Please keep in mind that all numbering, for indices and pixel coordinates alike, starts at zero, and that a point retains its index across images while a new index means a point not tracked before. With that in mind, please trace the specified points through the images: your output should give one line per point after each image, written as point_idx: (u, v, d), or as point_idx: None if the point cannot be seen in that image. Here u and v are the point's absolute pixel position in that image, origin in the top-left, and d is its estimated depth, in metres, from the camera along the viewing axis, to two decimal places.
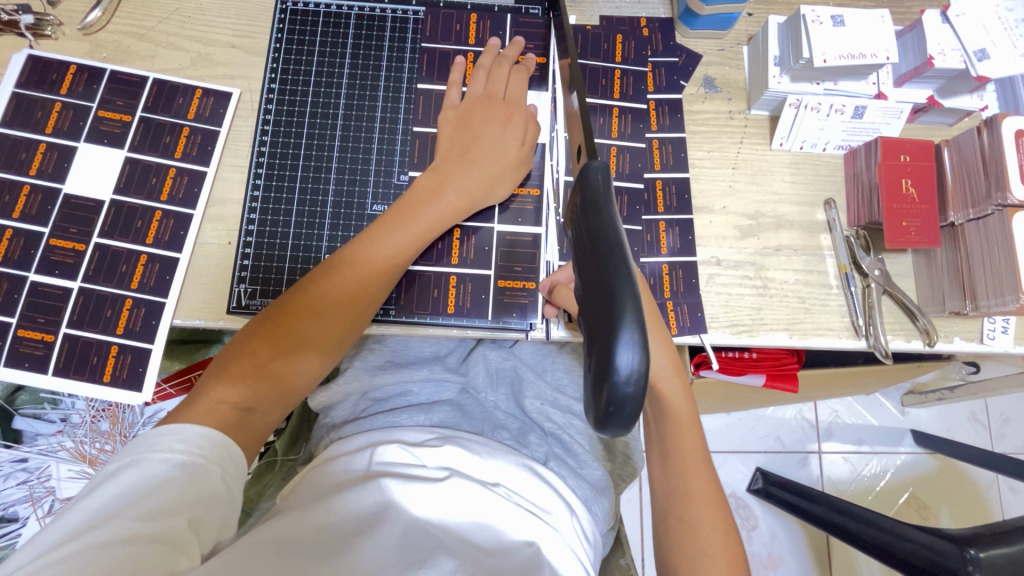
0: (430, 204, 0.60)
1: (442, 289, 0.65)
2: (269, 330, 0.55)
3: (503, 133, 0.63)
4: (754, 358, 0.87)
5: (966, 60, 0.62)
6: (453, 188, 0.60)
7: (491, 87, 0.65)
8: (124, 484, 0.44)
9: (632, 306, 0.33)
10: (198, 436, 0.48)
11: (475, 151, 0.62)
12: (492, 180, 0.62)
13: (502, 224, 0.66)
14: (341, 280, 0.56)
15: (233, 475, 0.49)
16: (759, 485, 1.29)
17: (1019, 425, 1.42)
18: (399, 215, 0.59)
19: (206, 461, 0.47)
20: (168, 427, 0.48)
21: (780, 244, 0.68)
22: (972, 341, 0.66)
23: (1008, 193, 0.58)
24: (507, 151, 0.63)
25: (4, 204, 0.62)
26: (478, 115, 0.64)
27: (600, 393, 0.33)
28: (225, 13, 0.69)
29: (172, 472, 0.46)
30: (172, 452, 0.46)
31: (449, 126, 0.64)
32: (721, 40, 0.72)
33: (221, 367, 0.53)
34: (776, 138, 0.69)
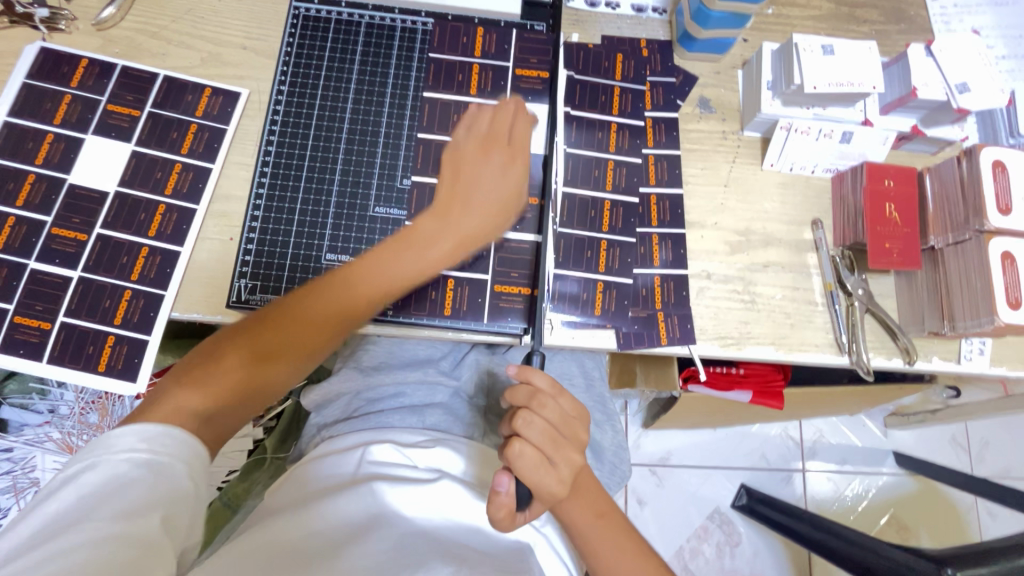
0: (424, 249, 0.60)
1: (439, 292, 0.66)
2: (250, 345, 0.54)
3: (503, 178, 0.63)
4: (741, 373, 0.89)
5: (948, 92, 0.66)
6: (449, 232, 0.61)
7: (494, 130, 0.64)
8: (85, 488, 0.44)
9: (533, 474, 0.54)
10: (160, 435, 0.47)
11: (473, 197, 0.62)
12: (486, 225, 0.62)
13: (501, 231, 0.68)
14: (327, 307, 0.56)
15: (200, 470, 0.48)
16: (742, 502, 1.31)
17: (998, 449, 1.44)
18: (391, 251, 0.59)
19: (170, 458, 0.46)
20: (130, 426, 0.47)
21: (767, 260, 0.70)
22: (950, 361, 0.68)
23: (985, 219, 0.61)
24: (504, 197, 0.63)
25: (9, 191, 0.63)
26: (478, 155, 0.63)
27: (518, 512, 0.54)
28: (237, 16, 0.71)
29: (135, 471, 0.45)
30: (135, 451, 0.46)
31: (450, 164, 0.64)
32: (717, 63, 0.74)
33: (191, 370, 0.52)
34: (767, 160, 0.71)
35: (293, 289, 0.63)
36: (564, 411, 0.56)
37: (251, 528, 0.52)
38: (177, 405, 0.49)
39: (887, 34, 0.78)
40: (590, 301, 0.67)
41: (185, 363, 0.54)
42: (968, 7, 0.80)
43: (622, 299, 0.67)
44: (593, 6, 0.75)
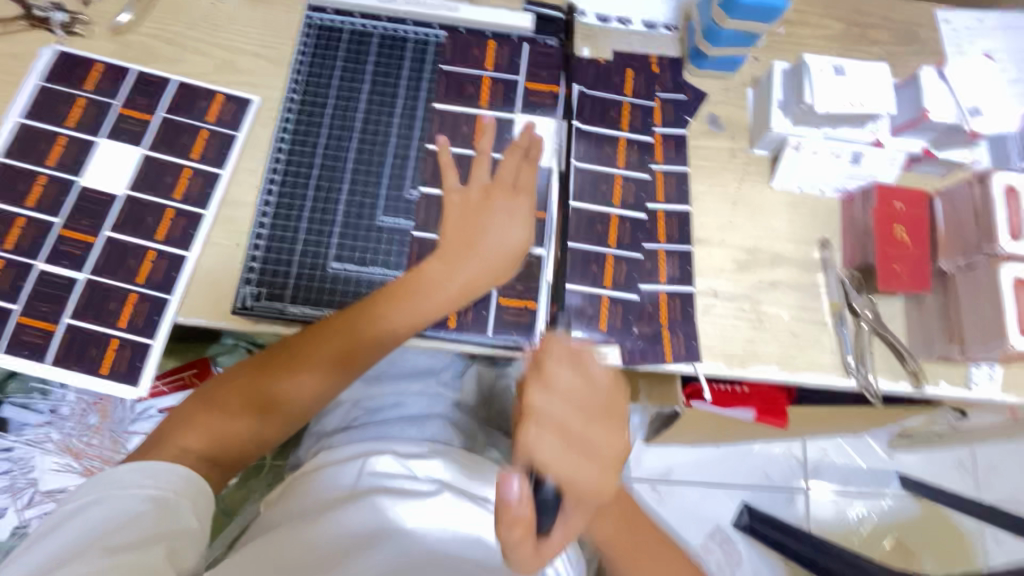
0: (423, 296, 0.59)
1: None
2: (262, 385, 0.57)
3: (508, 225, 0.61)
4: (745, 392, 0.88)
5: (959, 115, 0.66)
6: (451, 281, 0.59)
7: (499, 175, 0.63)
8: (90, 521, 0.45)
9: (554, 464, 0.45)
10: (165, 472, 0.49)
11: (479, 245, 0.60)
12: (489, 274, 0.61)
13: None
14: (331, 349, 0.58)
15: (203, 506, 0.50)
16: (744, 521, 1.30)
17: (1006, 475, 1.42)
18: (392, 296, 0.59)
19: (175, 495, 0.49)
20: (134, 463, 0.49)
21: (775, 279, 0.69)
22: (959, 387, 0.67)
23: (996, 244, 0.61)
24: (509, 245, 0.61)
25: (20, 192, 0.64)
26: (482, 202, 0.62)
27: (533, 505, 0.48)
28: (251, 25, 0.72)
29: (140, 506, 0.47)
30: (142, 488, 0.48)
31: (456, 211, 0.62)
32: (728, 81, 0.75)
33: (216, 403, 0.57)
34: (776, 178, 0.71)
35: (298, 299, 0.64)
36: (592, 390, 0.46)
37: (252, 542, 0.52)
38: (191, 443, 0.54)
39: (898, 55, 0.78)
40: (595, 316, 0.66)
41: (198, 397, 0.58)
42: (979, 30, 0.80)
43: (627, 314, 0.66)
44: (604, 22, 0.75)
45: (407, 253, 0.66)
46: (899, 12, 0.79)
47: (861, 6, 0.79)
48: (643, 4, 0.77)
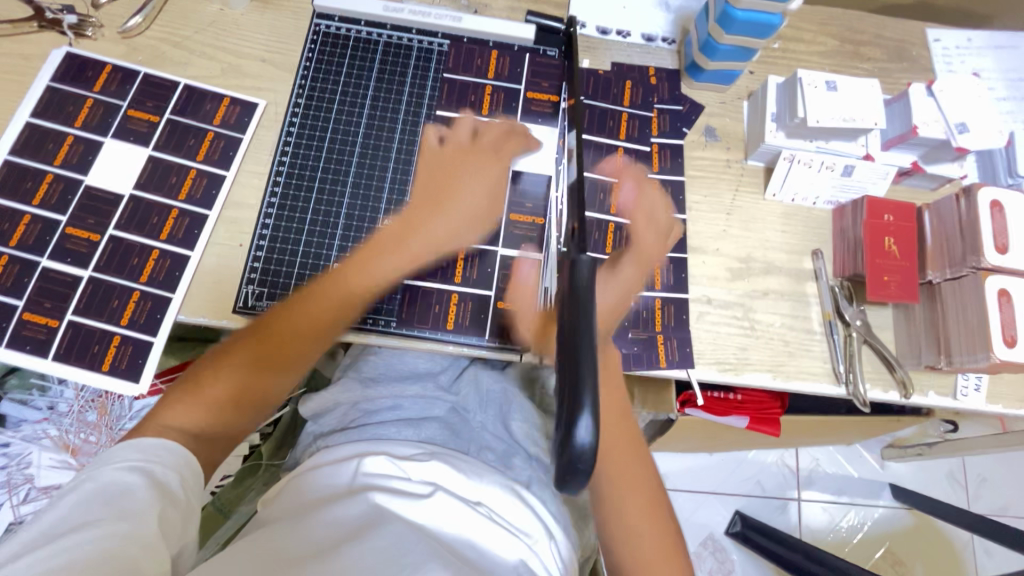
0: (400, 246, 0.62)
1: (443, 306, 0.67)
2: (252, 355, 0.57)
3: (477, 180, 0.66)
4: (738, 399, 0.89)
5: (948, 131, 0.67)
6: (424, 231, 0.63)
7: (472, 138, 0.68)
8: (82, 496, 0.44)
9: (591, 386, 0.36)
10: (153, 445, 0.49)
11: (451, 197, 0.65)
12: (458, 229, 0.65)
13: (506, 249, 0.69)
14: (321, 309, 0.59)
15: (191, 480, 0.50)
16: (737, 528, 1.30)
17: (996, 486, 1.44)
18: (373, 249, 0.62)
19: (164, 466, 0.48)
20: (125, 442, 0.49)
21: (767, 288, 0.71)
22: (946, 396, 0.69)
23: (982, 257, 0.62)
24: (478, 202, 0.66)
25: (26, 190, 0.65)
26: (455, 165, 0.67)
27: (557, 457, 0.35)
28: (259, 30, 0.73)
29: (131, 476, 0.46)
30: (130, 460, 0.48)
31: (427, 176, 0.67)
32: (723, 94, 0.76)
33: (200, 376, 0.56)
34: (770, 189, 0.73)
35: None
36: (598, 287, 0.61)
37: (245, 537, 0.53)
38: (173, 417, 0.53)
39: (890, 72, 0.80)
40: None
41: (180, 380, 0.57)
42: (969, 49, 0.82)
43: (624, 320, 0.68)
44: (604, 34, 0.77)
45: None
46: (891, 30, 0.81)
47: (854, 23, 0.81)
48: (643, 16, 0.78)
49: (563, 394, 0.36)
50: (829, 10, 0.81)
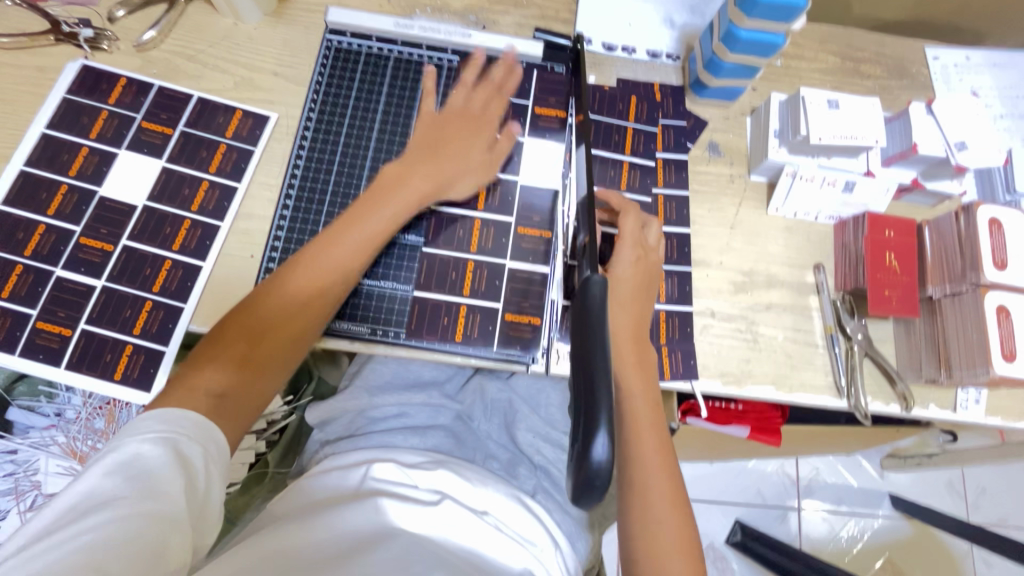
0: (397, 191, 0.64)
1: (451, 318, 0.68)
2: (259, 304, 0.57)
3: (467, 133, 0.68)
4: (740, 409, 0.90)
5: (947, 149, 0.68)
6: (417, 175, 0.65)
7: (468, 104, 0.70)
8: (109, 469, 0.45)
9: (607, 406, 0.37)
10: (178, 416, 0.49)
11: (443, 146, 0.67)
12: (455, 176, 0.67)
13: (514, 262, 0.70)
14: (325, 256, 0.60)
15: (215, 455, 0.50)
16: (737, 538, 1.31)
17: (995, 497, 1.44)
18: (371, 198, 0.63)
19: (187, 438, 0.48)
20: (149, 411, 0.49)
21: (770, 301, 0.72)
22: (946, 409, 0.70)
23: (981, 273, 0.63)
24: (474, 156, 0.68)
25: (41, 200, 0.66)
26: (452, 123, 0.68)
27: (574, 474, 0.36)
28: (271, 44, 0.74)
29: (155, 451, 0.46)
30: (154, 432, 0.47)
31: (424, 128, 0.68)
32: (727, 110, 0.78)
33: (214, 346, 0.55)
34: (772, 205, 0.74)
35: None
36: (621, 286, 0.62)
37: (256, 535, 0.54)
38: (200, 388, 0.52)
39: (890, 89, 0.81)
40: None
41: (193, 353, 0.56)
42: (967, 67, 0.83)
43: None
44: (610, 50, 0.79)
45: (417, 270, 0.68)
46: (890, 48, 0.83)
47: (855, 41, 0.83)
48: (647, 33, 0.80)
49: (582, 410, 0.37)
50: (830, 28, 0.83)
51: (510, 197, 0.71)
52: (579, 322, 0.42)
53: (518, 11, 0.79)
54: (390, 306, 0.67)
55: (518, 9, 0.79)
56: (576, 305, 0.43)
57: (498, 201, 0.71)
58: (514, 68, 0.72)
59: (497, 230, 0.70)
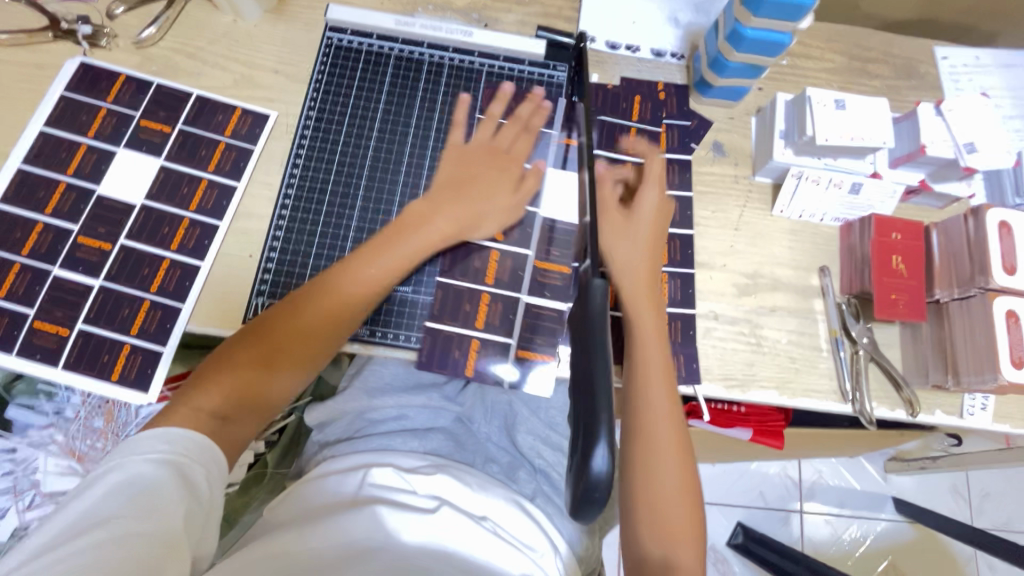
0: (419, 230, 0.64)
1: (463, 352, 0.66)
2: (276, 332, 0.58)
3: (495, 175, 0.69)
4: (742, 412, 0.89)
5: (955, 151, 0.67)
6: (440, 215, 0.65)
7: (495, 140, 0.70)
8: (112, 485, 0.46)
9: (607, 418, 0.36)
10: (182, 437, 0.51)
11: (468, 188, 0.67)
12: (479, 216, 0.67)
13: (528, 295, 0.68)
14: (347, 295, 0.60)
15: (215, 475, 0.51)
16: (738, 541, 1.31)
17: (999, 501, 1.43)
18: (394, 234, 0.63)
19: (189, 458, 0.50)
20: (153, 430, 0.50)
21: (774, 304, 0.71)
22: (953, 415, 0.69)
23: (990, 277, 0.62)
24: (499, 199, 0.68)
25: (39, 199, 0.65)
26: (477, 162, 0.69)
27: (573, 485, 0.36)
28: (271, 41, 0.74)
29: (157, 469, 0.48)
30: (157, 451, 0.49)
31: (449, 164, 0.69)
32: (732, 110, 0.77)
33: (229, 361, 0.56)
34: (777, 206, 0.73)
35: None
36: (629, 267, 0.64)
37: (252, 542, 0.55)
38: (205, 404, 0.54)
39: (898, 89, 0.80)
40: None
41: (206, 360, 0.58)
42: (977, 67, 0.82)
43: None
44: (614, 49, 0.78)
45: (429, 301, 0.67)
46: (899, 47, 0.82)
47: (863, 40, 0.81)
48: (652, 31, 0.79)
49: (582, 420, 0.38)
50: (837, 27, 0.82)
51: (529, 227, 0.69)
52: (580, 330, 0.42)
53: (521, 9, 0.78)
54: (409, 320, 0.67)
55: (521, 6, 0.78)
56: (577, 308, 0.44)
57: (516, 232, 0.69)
58: (541, 105, 0.72)
59: (513, 262, 0.68)
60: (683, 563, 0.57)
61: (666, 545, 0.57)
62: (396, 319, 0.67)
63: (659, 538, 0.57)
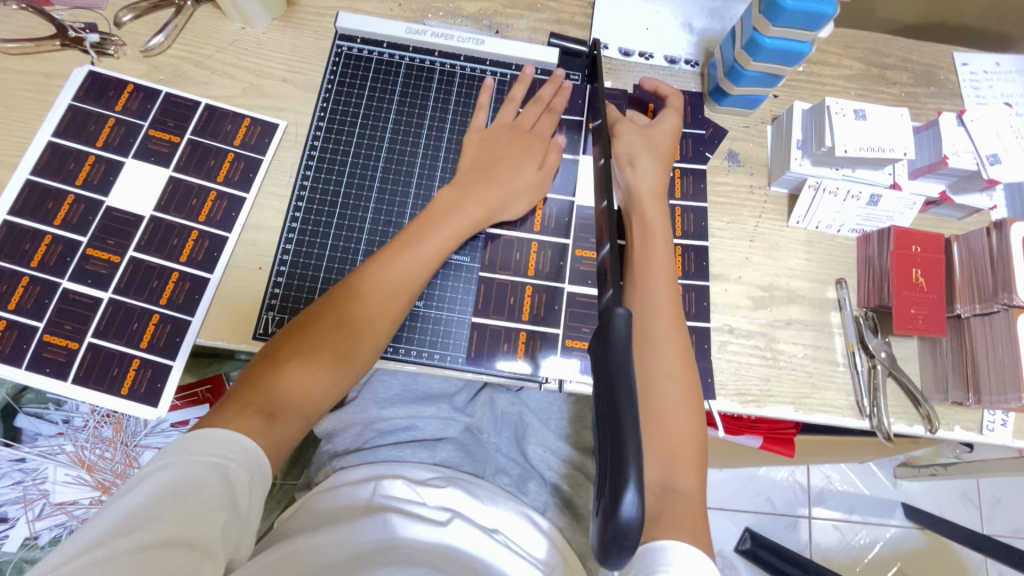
0: (451, 215, 0.63)
1: (511, 344, 0.66)
2: (315, 320, 0.57)
3: (524, 158, 0.68)
4: (754, 421, 0.88)
5: (979, 162, 0.66)
6: (470, 200, 0.64)
7: (519, 120, 0.70)
8: (159, 485, 0.44)
9: (636, 457, 0.35)
10: (229, 440, 0.48)
11: (497, 171, 0.66)
12: (507, 198, 0.66)
13: (572, 285, 0.67)
14: (386, 276, 0.59)
15: (259, 483, 0.49)
16: (746, 547, 1.29)
17: (1010, 508, 1.41)
18: (429, 217, 0.63)
19: (235, 464, 0.47)
20: (203, 431, 0.48)
21: (790, 317, 0.70)
22: (972, 431, 0.68)
23: (1014, 294, 0.61)
24: (525, 175, 0.67)
25: (47, 210, 0.64)
26: (501, 142, 0.68)
27: (602, 528, 0.35)
28: (279, 49, 0.73)
29: (206, 475, 0.45)
30: (207, 455, 0.46)
31: (475, 150, 0.68)
32: (747, 118, 0.75)
33: (274, 356, 0.55)
34: (794, 217, 0.72)
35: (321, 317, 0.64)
36: (641, 181, 0.66)
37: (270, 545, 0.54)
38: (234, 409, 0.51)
39: (917, 96, 0.78)
40: None
41: (241, 371, 0.55)
42: (998, 74, 0.80)
43: None
44: (627, 56, 0.76)
45: (475, 293, 0.67)
46: (918, 54, 0.80)
47: (881, 46, 0.80)
48: (666, 38, 0.77)
49: (607, 463, 0.36)
50: (854, 32, 0.80)
51: (567, 218, 0.69)
52: (603, 366, 0.40)
53: (533, 15, 0.77)
54: (445, 339, 0.65)
55: (533, 12, 0.77)
56: (599, 333, 0.42)
57: (553, 223, 0.69)
58: (563, 85, 0.72)
59: (554, 253, 0.68)
60: (684, 486, 0.54)
61: (665, 465, 0.54)
62: (410, 336, 0.65)
63: (660, 460, 0.54)
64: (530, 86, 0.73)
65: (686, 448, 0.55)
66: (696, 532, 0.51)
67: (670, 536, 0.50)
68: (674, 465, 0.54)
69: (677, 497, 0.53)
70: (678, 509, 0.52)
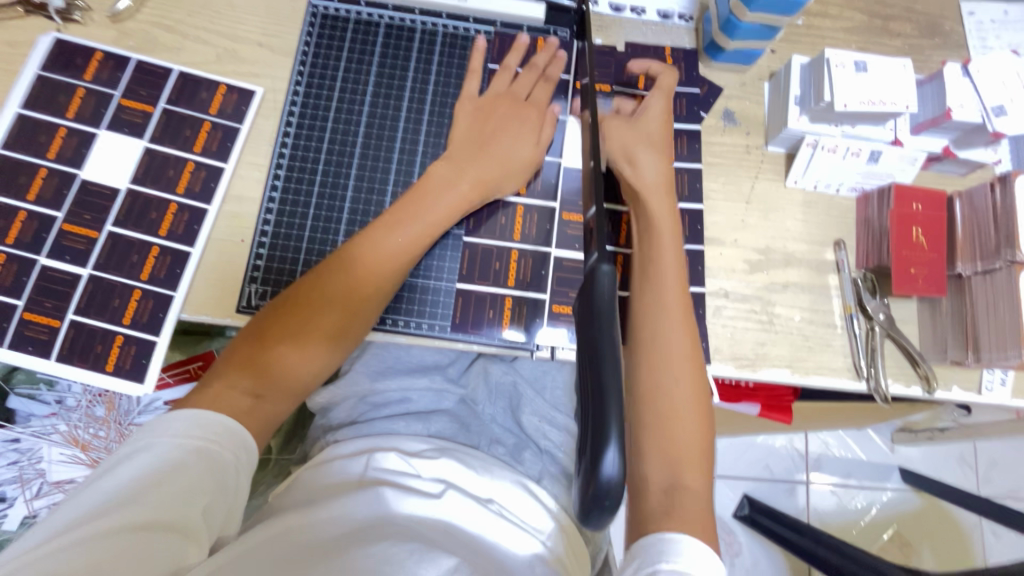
0: (444, 191, 0.61)
1: (497, 310, 0.64)
2: (304, 298, 0.55)
3: (517, 129, 0.65)
4: (751, 387, 0.87)
5: (983, 114, 0.63)
6: (464, 176, 0.62)
7: (513, 88, 0.67)
8: (141, 467, 0.43)
9: (616, 411, 0.34)
10: (214, 423, 0.47)
11: (491, 145, 0.64)
12: (502, 174, 0.64)
13: (559, 249, 0.66)
14: (378, 255, 0.57)
15: (244, 464, 0.49)
16: (745, 512, 1.31)
17: (1007, 470, 1.42)
18: (421, 194, 0.61)
19: (219, 448, 0.47)
20: (182, 412, 0.48)
21: (787, 280, 0.68)
22: (970, 391, 0.67)
23: (1017, 250, 0.60)
24: (517, 146, 0.65)
25: (20, 185, 0.62)
26: (494, 111, 0.66)
27: (582, 488, 0.34)
28: (253, 12, 0.69)
29: (188, 458, 0.45)
30: (187, 439, 0.46)
31: (465, 115, 0.66)
32: (743, 75, 0.72)
33: (262, 335, 0.54)
34: (791, 177, 0.69)
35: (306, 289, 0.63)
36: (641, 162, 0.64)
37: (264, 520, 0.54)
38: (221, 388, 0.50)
39: (921, 49, 0.75)
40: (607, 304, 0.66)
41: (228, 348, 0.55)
42: (1005, 23, 0.77)
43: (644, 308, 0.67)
44: (618, 12, 0.73)
45: (459, 258, 0.65)
46: (922, 3, 0.76)
47: None
48: None
49: (589, 422, 0.35)
50: None
51: (553, 180, 0.67)
52: (587, 337, 0.39)
53: None
54: (433, 310, 0.64)
55: None
56: (584, 297, 0.40)
57: (540, 186, 0.67)
58: (557, 54, 0.70)
59: (541, 216, 0.66)
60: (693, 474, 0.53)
61: (674, 458, 0.54)
62: (398, 307, 0.64)
63: (664, 444, 0.54)
64: (526, 54, 0.70)
65: (695, 441, 0.55)
66: (704, 524, 0.51)
67: (682, 531, 0.49)
68: (679, 449, 0.54)
69: (686, 488, 0.52)
70: (687, 504, 0.51)
